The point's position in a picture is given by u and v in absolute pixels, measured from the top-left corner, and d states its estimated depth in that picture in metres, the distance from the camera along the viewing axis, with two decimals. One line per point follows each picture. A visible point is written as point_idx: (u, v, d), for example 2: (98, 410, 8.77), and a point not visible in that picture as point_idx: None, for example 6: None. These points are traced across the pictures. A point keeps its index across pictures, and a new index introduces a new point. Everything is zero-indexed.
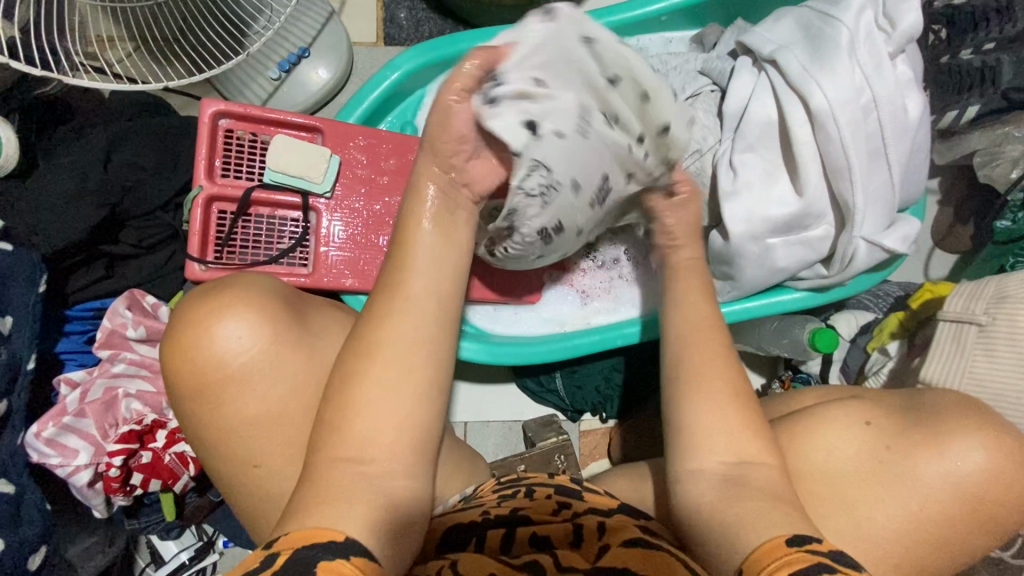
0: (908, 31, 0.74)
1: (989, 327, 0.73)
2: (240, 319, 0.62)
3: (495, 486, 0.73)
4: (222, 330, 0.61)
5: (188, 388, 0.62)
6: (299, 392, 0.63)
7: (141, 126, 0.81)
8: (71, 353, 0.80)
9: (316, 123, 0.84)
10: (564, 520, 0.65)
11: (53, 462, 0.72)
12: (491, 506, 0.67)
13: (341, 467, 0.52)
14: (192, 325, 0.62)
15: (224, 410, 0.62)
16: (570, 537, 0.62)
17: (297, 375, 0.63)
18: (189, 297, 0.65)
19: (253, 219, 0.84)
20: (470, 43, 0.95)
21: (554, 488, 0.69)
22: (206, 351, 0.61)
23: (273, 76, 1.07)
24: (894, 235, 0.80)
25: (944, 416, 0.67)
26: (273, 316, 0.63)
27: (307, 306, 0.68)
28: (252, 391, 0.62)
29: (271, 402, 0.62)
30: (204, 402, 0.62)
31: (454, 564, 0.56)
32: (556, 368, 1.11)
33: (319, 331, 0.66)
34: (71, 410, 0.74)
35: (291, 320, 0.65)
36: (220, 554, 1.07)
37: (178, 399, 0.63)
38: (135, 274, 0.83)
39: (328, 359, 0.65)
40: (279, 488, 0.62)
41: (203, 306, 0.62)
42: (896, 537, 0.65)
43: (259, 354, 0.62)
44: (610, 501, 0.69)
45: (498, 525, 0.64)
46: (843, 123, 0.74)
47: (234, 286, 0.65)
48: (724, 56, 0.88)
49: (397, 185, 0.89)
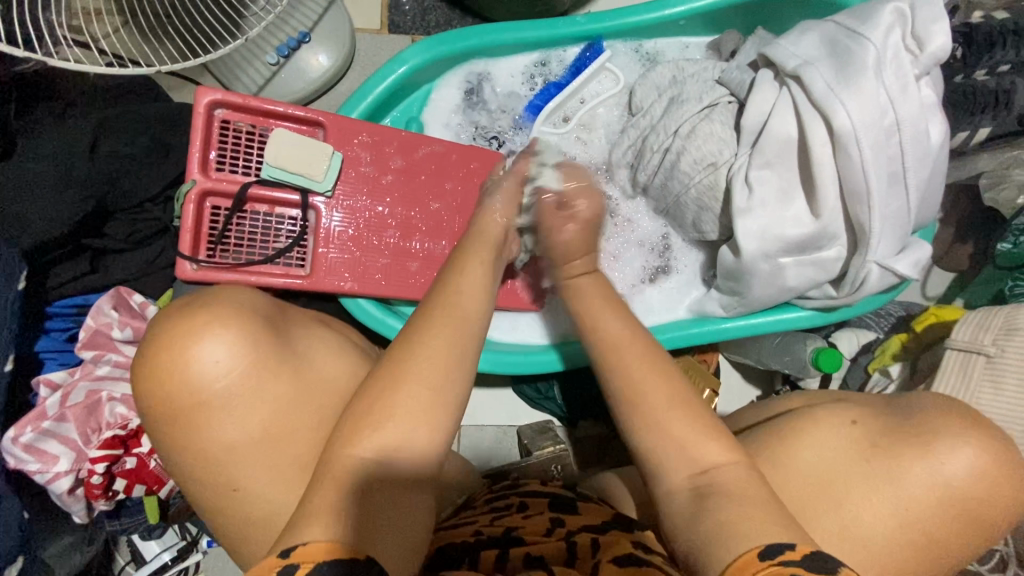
0: (936, 54, 0.72)
1: (997, 358, 0.72)
2: (221, 340, 0.58)
3: (488, 496, 0.74)
4: (201, 353, 0.57)
5: (165, 412, 0.58)
6: (279, 419, 0.59)
7: (131, 113, 0.76)
8: (50, 352, 0.75)
9: (318, 117, 0.80)
10: (556, 537, 0.62)
11: (31, 468, 0.68)
12: (483, 525, 0.65)
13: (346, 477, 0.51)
14: (170, 345, 0.57)
15: (200, 440, 0.58)
16: (564, 553, 0.60)
17: (281, 400, 0.59)
18: (171, 310, 0.61)
19: (249, 217, 0.80)
20: (482, 38, 0.90)
21: (547, 505, 0.68)
22: (183, 373, 0.57)
23: (271, 61, 1.02)
24: (906, 260, 0.79)
25: (929, 421, 0.64)
26: (255, 338, 0.59)
27: (294, 326, 0.65)
28: (228, 420, 0.58)
29: (253, 428, 0.58)
30: (179, 431, 0.58)
31: None
32: (555, 375, 1.08)
33: (306, 355, 0.63)
34: (51, 414, 0.69)
35: (275, 341, 0.61)
36: (203, 553, 1.04)
37: (151, 424, 0.59)
38: (120, 270, 0.78)
39: (315, 385, 0.62)
40: (269, 512, 0.58)
41: (186, 321, 0.58)
42: (877, 537, 0.62)
43: (234, 380, 0.58)
44: (607, 514, 0.67)
45: (493, 544, 0.61)
46: (865, 145, 0.72)
47: (222, 302, 0.61)
48: (745, 66, 0.85)
49: (401, 185, 0.85)
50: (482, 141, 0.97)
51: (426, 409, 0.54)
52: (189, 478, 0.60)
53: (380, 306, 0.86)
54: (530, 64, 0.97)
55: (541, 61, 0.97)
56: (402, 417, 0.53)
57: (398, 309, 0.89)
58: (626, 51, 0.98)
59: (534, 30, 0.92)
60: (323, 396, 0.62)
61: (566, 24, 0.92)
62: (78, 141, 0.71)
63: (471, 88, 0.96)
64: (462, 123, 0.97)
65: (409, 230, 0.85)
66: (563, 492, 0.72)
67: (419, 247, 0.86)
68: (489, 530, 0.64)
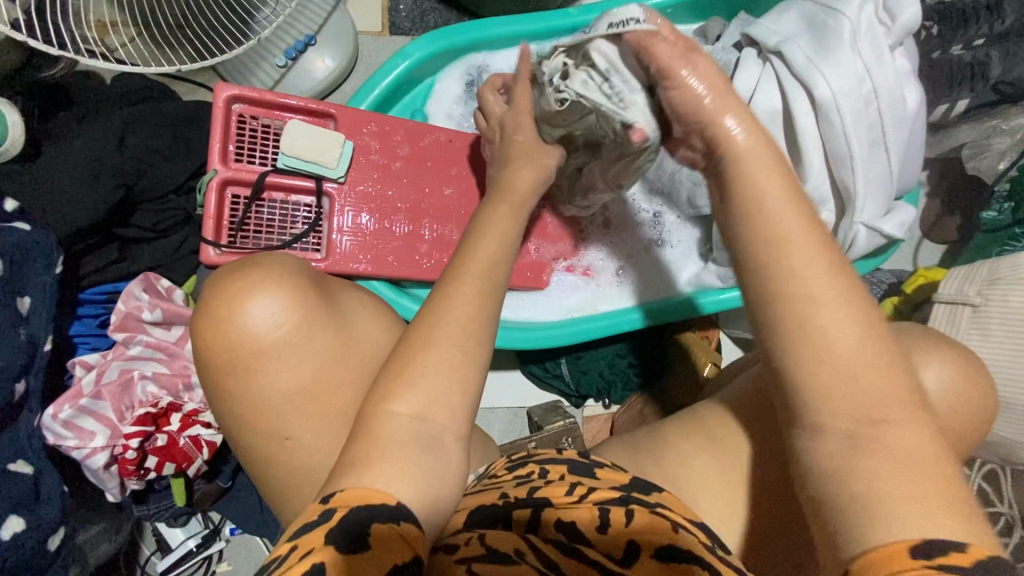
0: (907, 25, 0.77)
1: (982, 307, 0.76)
2: (276, 295, 0.61)
3: (507, 464, 0.69)
4: (256, 306, 0.60)
5: (220, 361, 0.61)
6: (327, 371, 0.62)
7: (154, 110, 0.81)
8: (83, 337, 0.78)
9: (330, 109, 0.85)
10: (583, 501, 0.59)
11: (70, 444, 0.71)
12: (509, 488, 0.63)
13: (383, 431, 0.52)
14: (224, 298, 0.61)
15: (252, 387, 0.61)
16: (597, 521, 0.56)
17: (328, 355, 0.62)
18: (216, 274, 0.64)
19: (267, 205, 0.85)
20: (480, 32, 0.96)
21: (567, 468, 0.65)
22: (239, 324, 0.60)
23: (279, 63, 1.07)
24: (891, 221, 0.83)
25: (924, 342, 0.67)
26: (308, 294, 0.62)
27: (339, 289, 0.68)
28: (279, 369, 0.61)
29: (302, 379, 0.62)
30: (233, 378, 0.61)
31: (482, 535, 0.56)
32: (562, 353, 1.12)
33: (352, 316, 0.66)
34: (87, 391, 0.73)
35: (326, 300, 0.64)
36: (225, 540, 1.07)
37: (205, 372, 0.63)
38: (148, 258, 0.82)
39: (360, 345, 0.64)
40: (302, 469, 0.62)
41: (237, 280, 0.61)
42: None
43: (287, 331, 0.61)
44: (624, 478, 0.64)
45: (523, 505, 0.59)
46: (845, 113, 0.77)
47: (254, 264, 0.64)
48: (730, 48, 0.89)
49: (409, 172, 0.90)
50: (484, 130, 1.02)
51: (457, 365, 0.55)
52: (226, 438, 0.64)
53: (392, 288, 0.90)
54: None
55: None
56: (436, 370, 0.54)
57: (409, 290, 0.94)
58: None
59: (528, 24, 0.97)
60: (368, 354, 0.65)
61: (558, 15, 0.97)
62: (107, 137, 0.75)
63: (471, 79, 1.01)
64: (463, 114, 1.02)
65: (418, 213, 0.90)
66: (579, 457, 0.68)
67: (428, 230, 0.90)
68: (514, 493, 0.61)
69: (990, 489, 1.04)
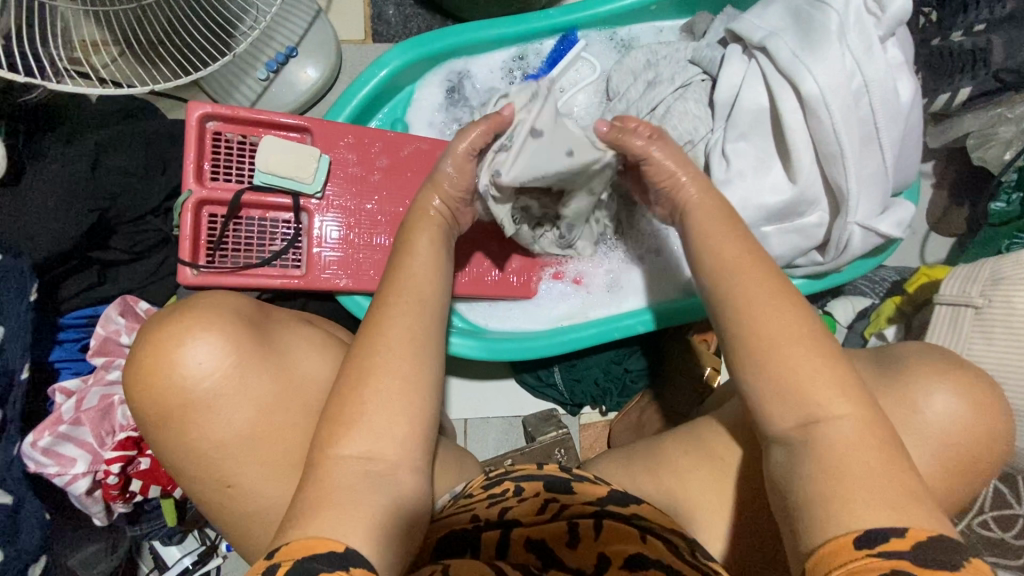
0: (898, 15, 0.73)
1: (985, 309, 0.73)
2: (205, 343, 0.60)
3: (484, 479, 0.65)
4: (185, 357, 0.60)
5: (154, 416, 0.61)
6: (265, 416, 0.61)
7: (131, 130, 0.80)
8: (65, 361, 0.78)
9: (306, 123, 0.84)
10: (552, 516, 0.59)
11: (50, 471, 0.71)
12: (482, 508, 0.60)
13: (331, 478, 0.51)
14: (153, 351, 0.60)
15: (190, 437, 0.61)
16: (565, 535, 0.58)
17: (265, 400, 0.62)
18: (148, 324, 0.63)
19: (245, 223, 0.84)
20: (458, 38, 0.94)
21: (544, 483, 0.61)
22: (169, 376, 0.60)
23: (261, 76, 1.06)
24: (888, 220, 0.79)
25: (912, 364, 0.64)
26: (238, 339, 0.62)
27: (277, 326, 0.67)
28: (215, 419, 0.60)
29: (240, 426, 0.61)
30: (169, 431, 0.61)
31: (447, 567, 0.53)
32: (555, 362, 1.10)
33: (288, 354, 0.65)
34: (67, 418, 0.73)
35: (259, 341, 0.63)
36: (222, 556, 1.06)
37: (150, 424, 0.61)
38: (127, 279, 0.81)
39: (298, 383, 0.64)
40: (278, 493, 0.61)
41: (165, 331, 0.60)
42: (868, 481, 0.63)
43: (226, 373, 0.60)
44: (604, 490, 0.61)
45: (495, 527, 0.59)
46: (835, 109, 0.73)
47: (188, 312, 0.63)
48: (714, 44, 0.87)
49: (388, 183, 0.88)
50: (467, 137, 0.99)
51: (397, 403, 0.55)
52: (194, 470, 0.62)
53: None
54: (508, 60, 1.00)
55: (518, 56, 1.00)
56: (391, 402, 0.55)
57: None
58: (602, 39, 1.01)
59: (508, 27, 0.95)
60: (307, 393, 0.64)
61: (539, 18, 0.95)
62: (81, 160, 0.75)
63: (452, 86, 0.99)
64: (445, 121, 0.99)
65: (399, 226, 0.88)
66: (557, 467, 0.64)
67: None
68: (484, 511, 0.60)
69: (1008, 493, 1.00)
